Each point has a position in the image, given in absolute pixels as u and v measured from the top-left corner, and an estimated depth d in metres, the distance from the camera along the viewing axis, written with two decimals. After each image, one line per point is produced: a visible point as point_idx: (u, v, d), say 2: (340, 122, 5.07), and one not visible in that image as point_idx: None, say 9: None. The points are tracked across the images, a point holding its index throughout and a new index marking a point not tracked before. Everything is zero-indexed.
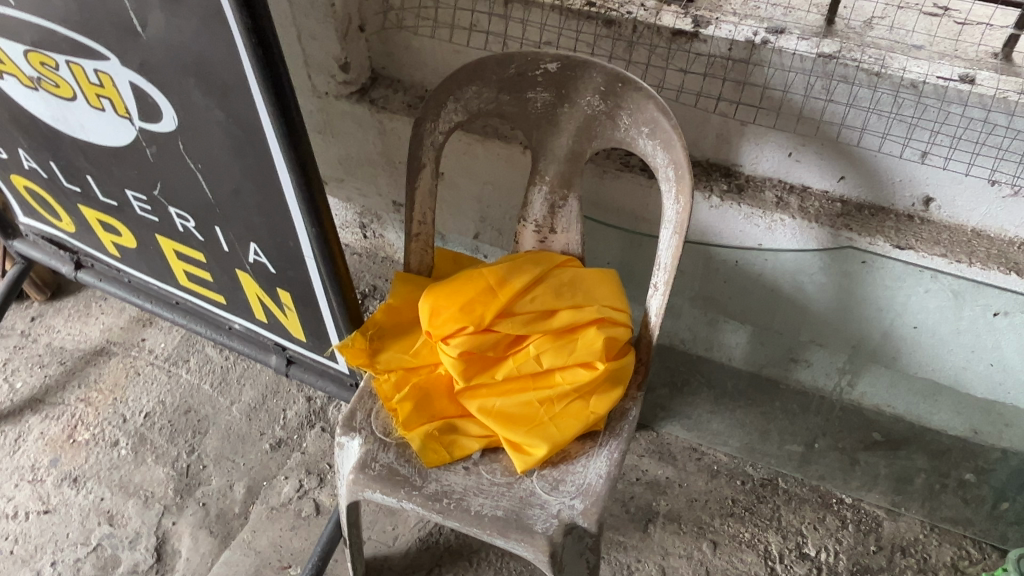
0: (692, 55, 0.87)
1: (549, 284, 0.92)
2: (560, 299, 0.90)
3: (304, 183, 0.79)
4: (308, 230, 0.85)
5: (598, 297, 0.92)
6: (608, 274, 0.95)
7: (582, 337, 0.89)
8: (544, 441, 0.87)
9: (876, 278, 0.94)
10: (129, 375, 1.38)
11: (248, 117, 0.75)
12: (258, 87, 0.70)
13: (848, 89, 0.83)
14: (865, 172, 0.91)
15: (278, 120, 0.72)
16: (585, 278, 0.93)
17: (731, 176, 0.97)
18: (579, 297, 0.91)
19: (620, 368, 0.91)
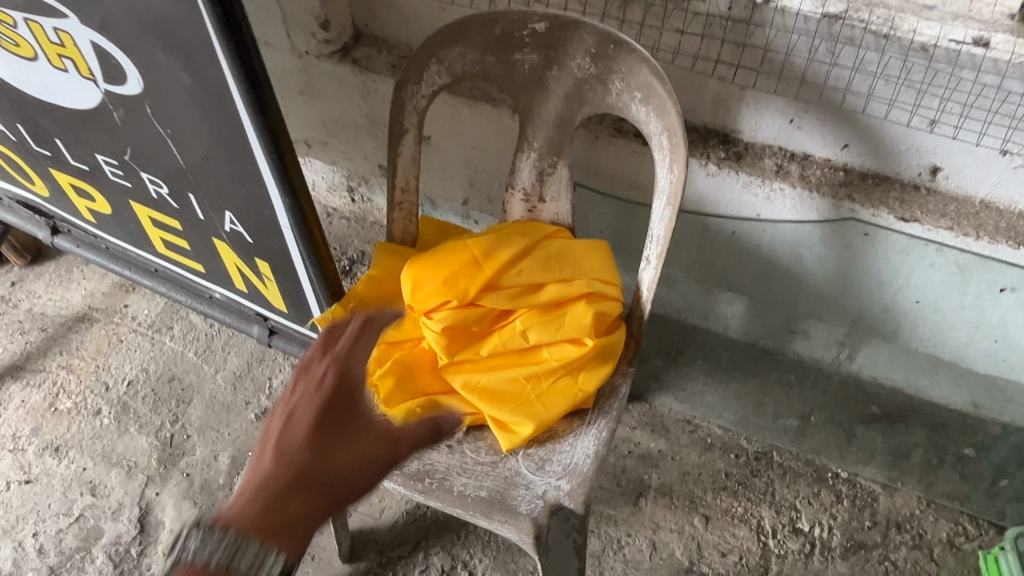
0: (689, 14, 0.82)
1: (537, 256, 0.88)
2: (549, 273, 0.87)
3: (275, 149, 0.75)
4: (282, 200, 0.81)
5: (589, 270, 0.88)
6: (600, 245, 0.91)
7: (572, 312, 0.85)
8: (530, 419, 0.84)
9: (880, 250, 0.90)
10: (111, 342, 1.35)
11: (215, 82, 0.70)
12: (220, 47, 0.66)
13: (854, 51, 0.78)
14: (870, 139, 0.86)
15: (243, 82, 0.68)
16: (575, 250, 0.89)
17: (729, 144, 0.93)
18: (569, 270, 0.87)
19: (610, 344, 0.87)
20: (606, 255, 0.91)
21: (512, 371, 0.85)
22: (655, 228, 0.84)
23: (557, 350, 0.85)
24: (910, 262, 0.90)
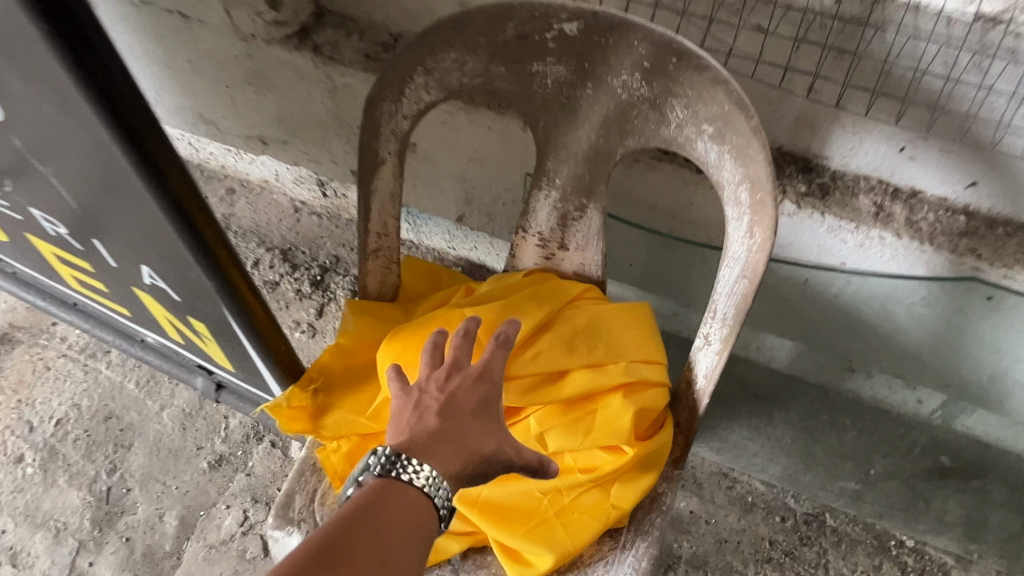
0: (780, 10, 0.58)
1: (559, 331, 0.66)
2: (574, 354, 0.65)
3: (173, 205, 0.52)
4: (197, 265, 0.58)
5: (626, 348, 0.66)
6: (639, 311, 0.69)
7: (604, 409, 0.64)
8: (548, 551, 0.64)
9: (1002, 318, 0.71)
10: (36, 371, 1.14)
11: (93, 124, 0.47)
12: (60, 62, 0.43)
13: (1016, 72, 0.55)
14: (1012, 180, 0.63)
15: (102, 110, 0.46)
16: (609, 321, 0.67)
17: (810, 173, 0.70)
18: (600, 348, 0.65)
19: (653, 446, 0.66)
20: (648, 321, 0.69)
21: (525, 483, 0.65)
22: (719, 300, 0.62)
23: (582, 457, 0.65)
24: None
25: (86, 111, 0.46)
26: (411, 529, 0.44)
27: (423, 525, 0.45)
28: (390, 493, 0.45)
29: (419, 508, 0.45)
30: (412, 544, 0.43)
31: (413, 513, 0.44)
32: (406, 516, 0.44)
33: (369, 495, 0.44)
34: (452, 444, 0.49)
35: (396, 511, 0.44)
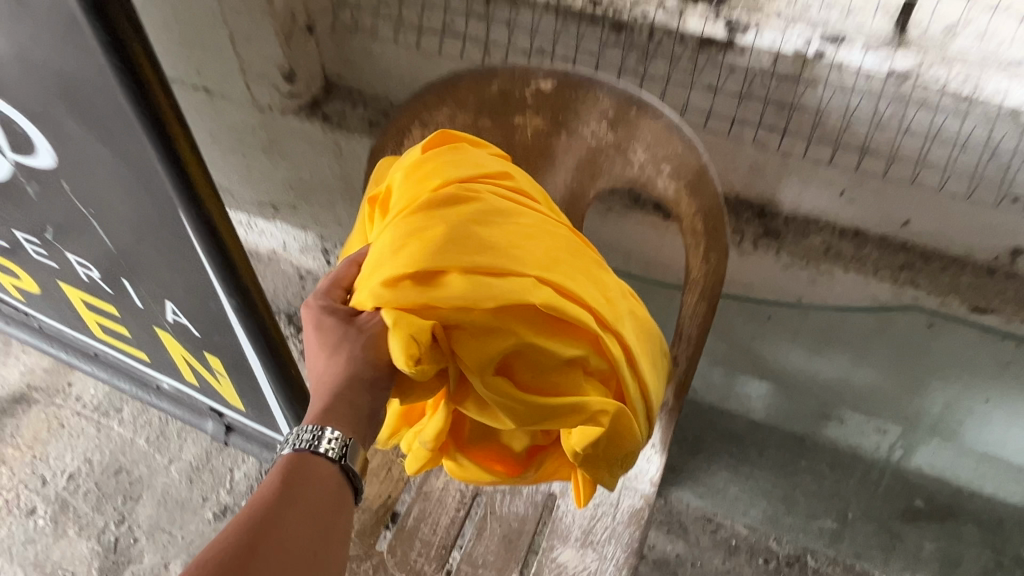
0: (724, 70, 0.68)
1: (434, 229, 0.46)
2: (448, 251, 0.45)
3: (215, 244, 0.61)
4: (229, 295, 0.67)
5: (529, 256, 0.47)
6: (541, 230, 0.49)
7: (472, 340, 0.45)
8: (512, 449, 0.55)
9: (948, 343, 0.77)
10: (52, 429, 1.19)
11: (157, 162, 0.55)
12: (105, 114, 0.54)
13: (927, 117, 0.64)
14: (937, 213, 0.71)
15: (138, 153, 0.56)
16: (497, 225, 0.48)
17: (765, 218, 0.78)
18: (491, 255, 0.46)
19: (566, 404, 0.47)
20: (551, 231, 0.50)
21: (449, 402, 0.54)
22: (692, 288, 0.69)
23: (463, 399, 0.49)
24: (979, 368, 0.78)
25: (141, 158, 0.56)
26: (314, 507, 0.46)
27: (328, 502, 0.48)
28: (308, 466, 0.48)
29: (337, 480, 0.49)
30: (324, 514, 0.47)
31: (330, 485, 0.48)
32: (326, 490, 0.48)
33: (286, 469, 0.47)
34: (316, 393, 0.49)
35: (314, 483, 0.47)
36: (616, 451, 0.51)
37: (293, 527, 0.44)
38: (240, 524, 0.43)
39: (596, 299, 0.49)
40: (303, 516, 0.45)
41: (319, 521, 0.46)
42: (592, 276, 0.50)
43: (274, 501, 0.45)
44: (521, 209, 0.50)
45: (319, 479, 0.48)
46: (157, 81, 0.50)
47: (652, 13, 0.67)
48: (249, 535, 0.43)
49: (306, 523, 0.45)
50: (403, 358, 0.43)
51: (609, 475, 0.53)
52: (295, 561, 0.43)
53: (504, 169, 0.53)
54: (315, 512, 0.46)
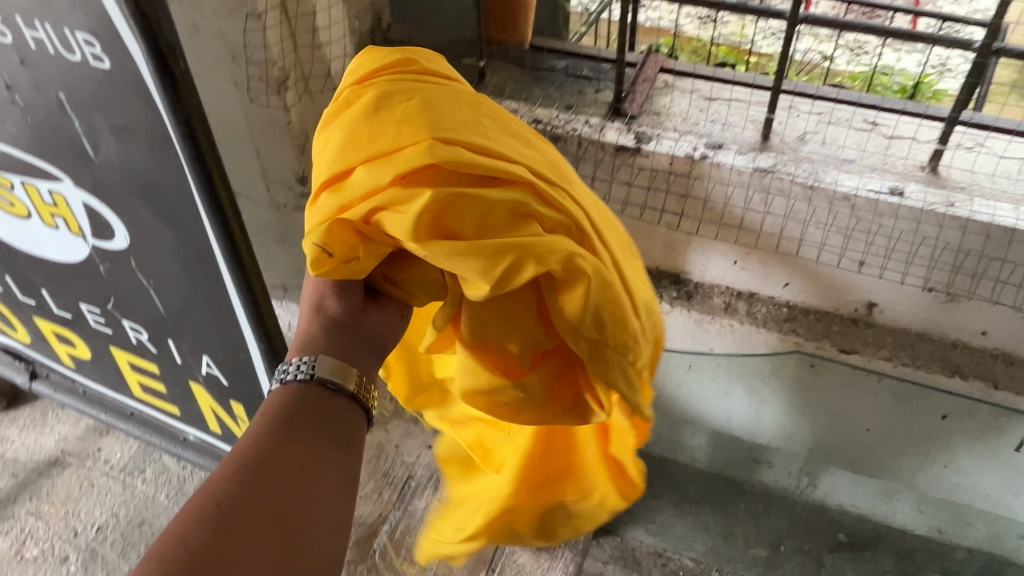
0: (635, 169, 0.90)
1: (348, 137, 0.56)
2: (357, 154, 0.55)
3: (252, 301, 0.80)
4: (257, 344, 0.85)
5: (422, 129, 0.54)
6: (442, 100, 0.57)
7: (390, 216, 0.52)
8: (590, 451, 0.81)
9: (829, 380, 0.99)
10: (83, 488, 1.34)
11: (214, 235, 0.74)
12: (178, 204, 0.74)
13: (784, 202, 0.85)
14: (808, 277, 0.92)
15: (201, 231, 0.76)
16: (394, 110, 0.56)
17: (679, 284, 1.00)
18: (384, 141, 0.54)
19: (511, 250, 0.52)
20: (450, 101, 0.57)
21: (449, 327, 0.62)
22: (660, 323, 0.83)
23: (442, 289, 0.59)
24: (856, 396, 0.99)
25: (205, 236, 0.76)
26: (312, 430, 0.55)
27: (320, 431, 0.55)
28: (300, 396, 0.56)
29: (341, 402, 0.57)
30: (328, 430, 0.55)
31: (333, 411, 0.57)
32: (322, 412, 0.56)
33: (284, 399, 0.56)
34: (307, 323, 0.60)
35: (310, 404, 0.56)
36: (607, 307, 0.56)
37: (281, 453, 0.52)
38: (238, 456, 0.51)
39: (506, 157, 0.56)
40: (289, 445, 0.53)
41: (312, 442, 0.54)
42: (499, 141, 0.58)
43: (274, 427, 0.53)
44: (417, 90, 0.58)
45: (313, 410, 0.56)
46: (223, 185, 0.70)
47: (579, 128, 0.91)
48: (256, 453, 0.51)
49: (302, 445, 0.53)
50: (315, 261, 0.54)
51: (615, 346, 0.57)
52: (283, 479, 0.51)
53: (400, 62, 0.61)
54: (322, 427, 0.55)
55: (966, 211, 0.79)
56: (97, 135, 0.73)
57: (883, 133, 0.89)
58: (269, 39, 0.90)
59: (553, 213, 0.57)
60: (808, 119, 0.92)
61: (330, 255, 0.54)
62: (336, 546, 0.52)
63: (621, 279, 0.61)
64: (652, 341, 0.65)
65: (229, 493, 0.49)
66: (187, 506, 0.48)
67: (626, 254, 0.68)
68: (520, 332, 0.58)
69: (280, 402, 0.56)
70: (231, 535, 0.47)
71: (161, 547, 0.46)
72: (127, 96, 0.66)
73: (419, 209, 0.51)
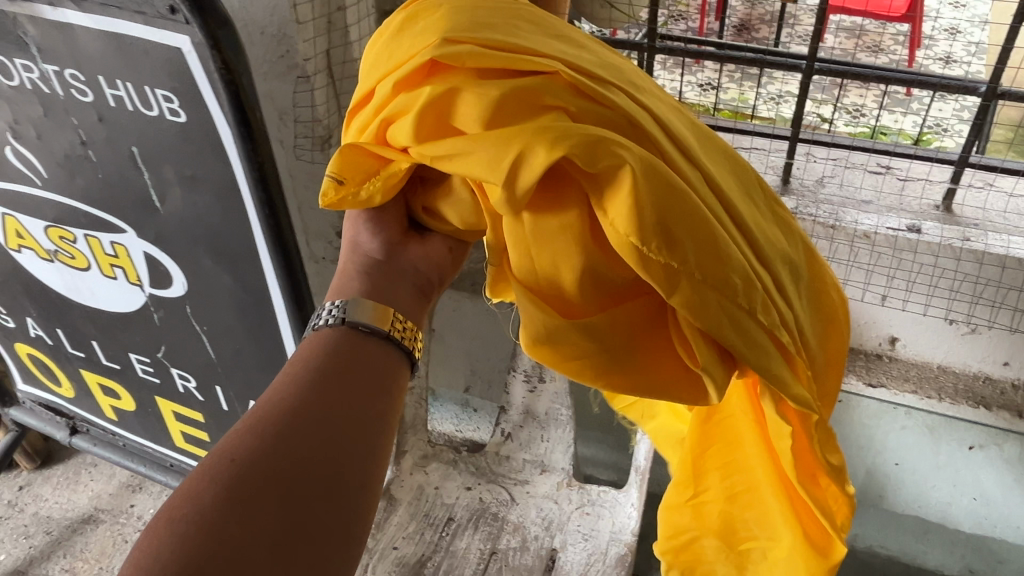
0: None
1: (376, 58, 0.56)
2: (379, 75, 0.54)
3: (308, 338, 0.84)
4: None
5: (433, 31, 0.52)
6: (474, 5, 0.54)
7: (396, 127, 0.51)
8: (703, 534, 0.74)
9: (854, 417, 1.07)
10: (116, 544, 1.35)
11: (274, 275, 0.80)
12: (240, 249, 0.79)
13: (808, 241, 0.95)
14: None
15: (261, 273, 0.81)
16: (420, 21, 0.54)
17: None
18: (401, 55, 0.53)
19: (526, 143, 0.47)
20: (486, 8, 0.54)
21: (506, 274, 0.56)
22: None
23: (478, 217, 0.57)
24: (885, 425, 1.06)
25: (268, 279, 0.81)
26: (344, 378, 0.55)
27: (352, 376, 0.55)
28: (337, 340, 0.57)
29: (376, 344, 0.57)
30: (366, 375, 0.56)
31: (361, 358, 0.56)
32: (354, 355, 0.56)
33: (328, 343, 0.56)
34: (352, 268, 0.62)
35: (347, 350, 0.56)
36: (675, 221, 0.48)
37: (302, 403, 0.52)
38: (261, 411, 0.52)
39: (543, 54, 0.51)
40: (311, 395, 0.52)
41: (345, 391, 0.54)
42: (540, 41, 0.53)
43: (308, 378, 0.54)
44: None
45: (342, 357, 0.56)
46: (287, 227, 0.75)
47: None
48: (290, 409, 0.51)
49: (334, 395, 0.53)
50: (333, 189, 0.55)
51: (695, 273, 0.48)
52: (303, 429, 0.51)
53: None
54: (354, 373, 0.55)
55: (981, 245, 0.88)
56: (165, 186, 0.78)
57: (898, 176, 1.01)
58: (317, 99, 0.95)
59: (607, 123, 0.51)
60: (826, 163, 1.03)
61: (343, 182, 0.55)
62: (358, 498, 0.51)
63: (717, 214, 0.53)
64: (789, 306, 0.55)
65: (245, 445, 0.49)
66: (204, 461, 0.49)
67: (747, 203, 0.58)
68: (574, 257, 0.49)
69: (314, 351, 0.56)
70: (241, 486, 0.47)
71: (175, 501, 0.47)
72: (200, 148, 0.71)
73: (418, 111, 0.50)
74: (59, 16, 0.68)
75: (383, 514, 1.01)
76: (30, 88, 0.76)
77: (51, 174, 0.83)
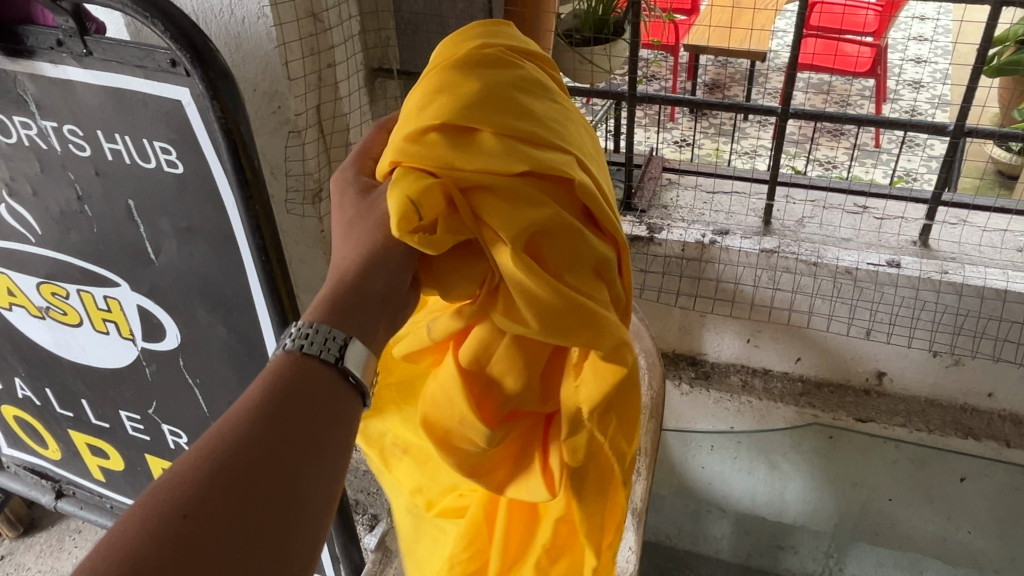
0: (650, 256, 1.05)
1: (486, 88, 0.53)
2: (494, 118, 0.52)
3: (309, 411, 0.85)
4: None
5: (565, 148, 0.54)
6: (580, 129, 0.58)
7: (498, 208, 0.51)
8: None
9: (848, 451, 1.08)
10: None
11: (270, 324, 0.80)
12: (236, 299, 0.80)
13: (791, 278, 1.00)
14: (819, 350, 1.04)
15: (256, 322, 0.82)
16: (544, 106, 0.55)
17: (697, 364, 1.12)
18: (525, 126, 0.53)
19: (589, 315, 0.52)
20: (584, 133, 0.58)
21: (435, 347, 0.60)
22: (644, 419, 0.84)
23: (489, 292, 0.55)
24: (878, 462, 1.07)
25: (263, 328, 0.82)
26: (313, 425, 0.46)
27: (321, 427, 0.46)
28: (304, 369, 0.48)
29: (351, 394, 0.49)
30: (331, 424, 0.47)
31: (338, 408, 0.48)
32: (330, 398, 0.48)
33: (290, 372, 0.48)
34: (333, 280, 0.53)
35: (317, 388, 0.48)
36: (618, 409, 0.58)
37: (272, 459, 0.43)
38: (209, 448, 0.43)
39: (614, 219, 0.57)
40: (285, 450, 0.44)
41: (313, 440, 0.45)
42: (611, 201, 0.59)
43: (275, 414, 0.45)
44: (563, 104, 0.58)
45: (324, 406, 0.47)
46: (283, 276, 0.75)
47: None
48: (245, 449, 0.43)
49: (301, 446, 0.45)
50: (401, 209, 0.49)
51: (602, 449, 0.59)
52: (265, 493, 0.42)
53: (543, 59, 0.60)
54: (325, 420, 0.47)
55: (959, 277, 0.93)
56: (161, 238, 0.79)
57: (875, 214, 1.04)
58: (308, 154, 0.98)
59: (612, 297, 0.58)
60: (804, 205, 1.07)
61: (417, 212, 0.49)
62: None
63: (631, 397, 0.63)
64: None
65: (198, 506, 0.40)
66: (141, 507, 0.40)
67: None
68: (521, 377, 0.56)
69: (283, 381, 0.47)
70: (187, 562, 0.39)
71: (96, 559, 0.38)
72: (197, 199, 0.73)
73: (532, 223, 0.51)
74: (59, 73, 0.70)
75: (378, 567, 1.00)
76: (27, 145, 0.77)
77: (45, 230, 0.84)
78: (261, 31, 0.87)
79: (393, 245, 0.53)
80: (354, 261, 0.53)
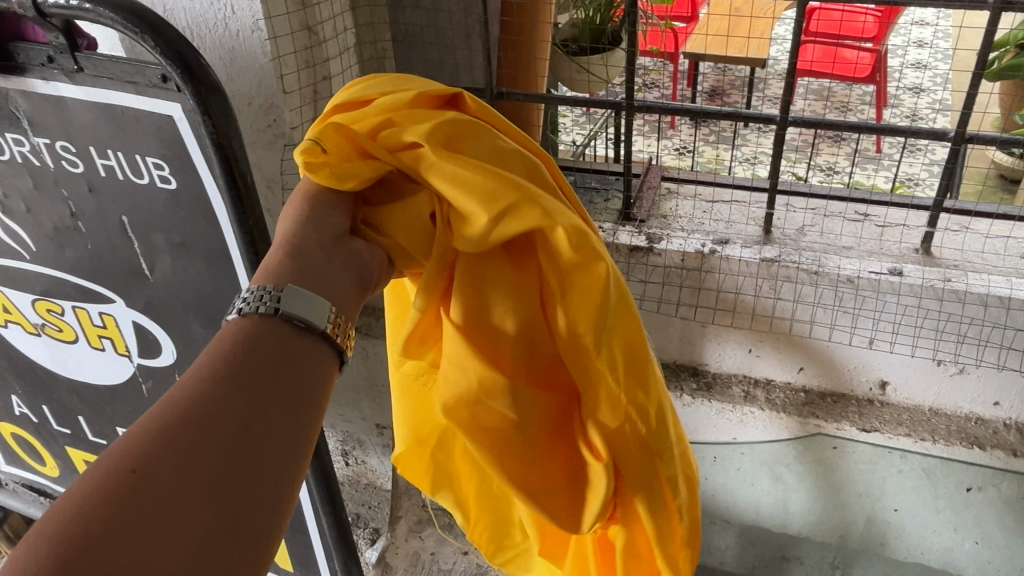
0: (650, 267, 1.04)
1: (374, 85, 0.62)
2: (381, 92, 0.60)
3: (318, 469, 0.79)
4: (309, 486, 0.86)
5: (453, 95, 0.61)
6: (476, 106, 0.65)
7: (400, 130, 0.56)
8: None
9: (851, 462, 1.07)
10: None
11: None
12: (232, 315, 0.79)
13: (792, 287, 0.99)
14: (820, 359, 1.03)
15: None
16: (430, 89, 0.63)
17: (698, 374, 1.12)
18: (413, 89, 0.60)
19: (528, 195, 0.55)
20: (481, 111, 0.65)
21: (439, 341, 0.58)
22: None
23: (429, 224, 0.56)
24: (882, 470, 1.06)
25: None
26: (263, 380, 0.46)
27: (271, 380, 0.46)
28: (246, 326, 0.48)
29: (308, 342, 0.49)
30: (278, 372, 0.46)
31: (292, 362, 0.48)
32: (280, 353, 0.47)
33: (233, 334, 0.48)
34: (274, 248, 0.54)
35: (259, 336, 0.47)
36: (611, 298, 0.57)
37: (225, 413, 0.43)
38: (157, 411, 0.43)
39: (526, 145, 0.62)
40: (236, 403, 0.44)
41: (262, 394, 0.45)
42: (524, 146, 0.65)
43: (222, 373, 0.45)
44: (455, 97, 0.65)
45: (274, 361, 0.47)
46: None
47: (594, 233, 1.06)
48: (191, 407, 0.43)
49: (245, 399, 0.44)
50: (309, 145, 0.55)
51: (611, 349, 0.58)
52: (220, 444, 0.42)
53: None
54: (274, 375, 0.46)
55: (962, 285, 0.93)
56: (155, 254, 0.78)
57: (876, 222, 1.03)
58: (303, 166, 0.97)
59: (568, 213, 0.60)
60: (805, 212, 1.06)
61: (324, 150, 0.55)
62: (265, 532, 0.42)
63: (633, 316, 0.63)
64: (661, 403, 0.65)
65: (149, 462, 0.40)
66: (91, 473, 0.39)
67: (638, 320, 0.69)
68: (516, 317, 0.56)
69: (227, 340, 0.47)
70: (150, 517, 0.38)
71: (56, 524, 0.37)
72: (191, 214, 0.72)
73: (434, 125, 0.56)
74: (51, 89, 0.69)
75: None
76: (20, 162, 0.77)
77: (40, 247, 0.83)
78: (255, 45, 0.87)
79: (326, 198, 0.56)
80: (296, 223, 0.54)
